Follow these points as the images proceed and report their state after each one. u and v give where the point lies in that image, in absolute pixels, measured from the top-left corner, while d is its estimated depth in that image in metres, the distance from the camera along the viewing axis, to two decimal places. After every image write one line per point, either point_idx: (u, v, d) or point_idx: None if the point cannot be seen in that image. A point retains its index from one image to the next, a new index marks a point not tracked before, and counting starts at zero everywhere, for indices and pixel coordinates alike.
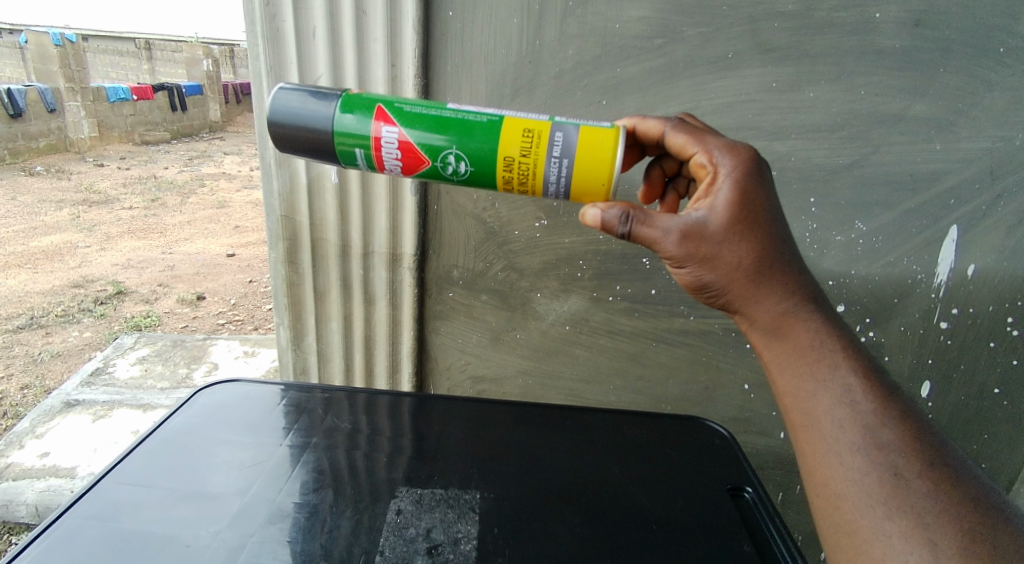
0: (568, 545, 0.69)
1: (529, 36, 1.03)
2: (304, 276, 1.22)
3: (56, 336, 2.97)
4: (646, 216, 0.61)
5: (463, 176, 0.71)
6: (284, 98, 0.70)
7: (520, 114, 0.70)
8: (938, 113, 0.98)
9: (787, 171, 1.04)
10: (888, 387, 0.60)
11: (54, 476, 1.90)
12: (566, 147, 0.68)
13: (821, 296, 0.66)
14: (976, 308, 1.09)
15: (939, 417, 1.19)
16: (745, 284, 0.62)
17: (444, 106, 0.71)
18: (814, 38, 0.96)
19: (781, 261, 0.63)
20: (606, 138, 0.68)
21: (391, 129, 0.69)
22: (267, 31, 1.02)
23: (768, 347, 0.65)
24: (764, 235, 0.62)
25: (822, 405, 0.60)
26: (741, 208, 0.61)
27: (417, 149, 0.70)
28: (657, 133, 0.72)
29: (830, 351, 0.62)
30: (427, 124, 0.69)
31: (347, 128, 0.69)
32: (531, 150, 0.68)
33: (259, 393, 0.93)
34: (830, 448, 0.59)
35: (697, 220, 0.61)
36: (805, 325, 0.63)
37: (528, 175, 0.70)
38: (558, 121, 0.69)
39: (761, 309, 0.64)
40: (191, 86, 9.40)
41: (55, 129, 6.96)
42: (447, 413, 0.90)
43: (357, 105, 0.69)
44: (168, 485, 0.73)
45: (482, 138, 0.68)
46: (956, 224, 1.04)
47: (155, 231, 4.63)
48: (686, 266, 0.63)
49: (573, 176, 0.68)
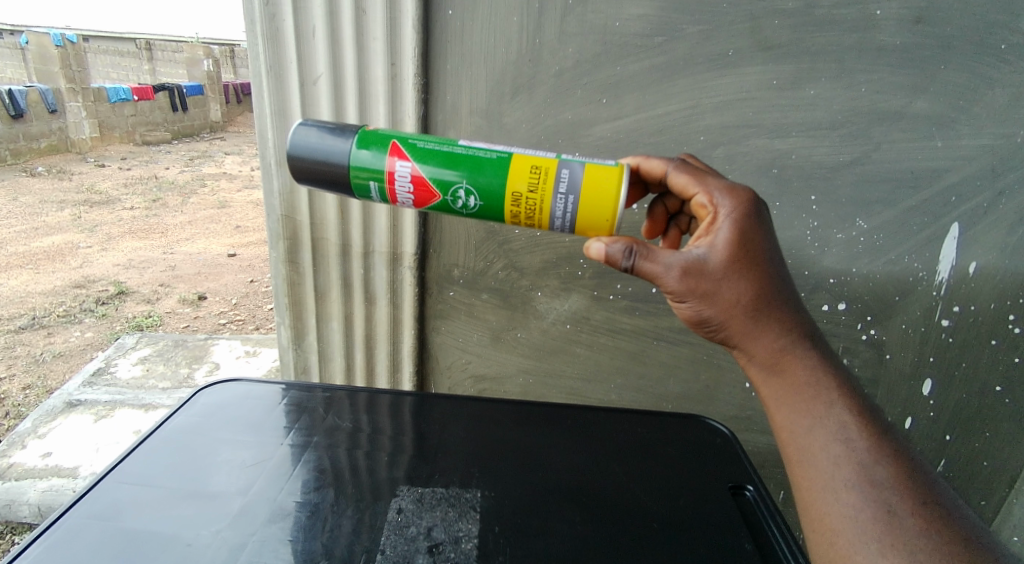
0: (568, 547, 0.69)
1: (529, 35, 1.03)
2: (306, 276, 1.22)
3: (57, 336, 2.97)
4: (649, 251, 0.61)
5: (472, 210, 0.72)
6: (301, 134, 0.71)
7: (528, 151, 0.70)
8: (939, 110, 0.97)
9: (787, 169, 1.03)
10: (881, 425, 0.60)
11: (57, 476, 1.90)
12: (572, 183, 0.68)
13: (818, 334, 0.66)
14: (978, 306, 1.09)
15: (941, 415, 1.18)
16: (744, 320, 0.62)
17: (456, 142, 0.71)
18: (814, 35, 0.95)
19: (780, 299, 0.63)
20: (611, 176, 0.68)
21: (404, 164, 0.70)
22: (266, 30, 1.02)
23: (764, 382, 0.65)
24: (763, 274, 0.61)
25: (817, 442, 0.60)
26: (740, 247, 0.61)
27: (429, 183, 0.70)
28: (659, 172, 0.72)
29: (826, 389, 0.62)
30: (438, 160, 0.70)
31: (362, 164, 0.70)
32: (537, 187, 0.68)
33: (260, 393, 0.93)
34: (826, 484, 0.59)
35: (696, 257, 0.61)
36: (801, 363, 0.63)
37: (534, 211, 0.70)
38: (563, 158, 0.69)
39: (759, 347, 0.63)
40: (192, 86, 9.42)
41: (57, 129, 6.98)
42: (446, 413, 0.91)
43: (372, 141, 0.70)
44: (170, 485, 0.73)
45: (491, 175, 0.69)
46: (958, 222, 1.03)
47: (156, 231, 4.65)
48: (686, 301, 0.62)
49: (578, 212, 0.68)
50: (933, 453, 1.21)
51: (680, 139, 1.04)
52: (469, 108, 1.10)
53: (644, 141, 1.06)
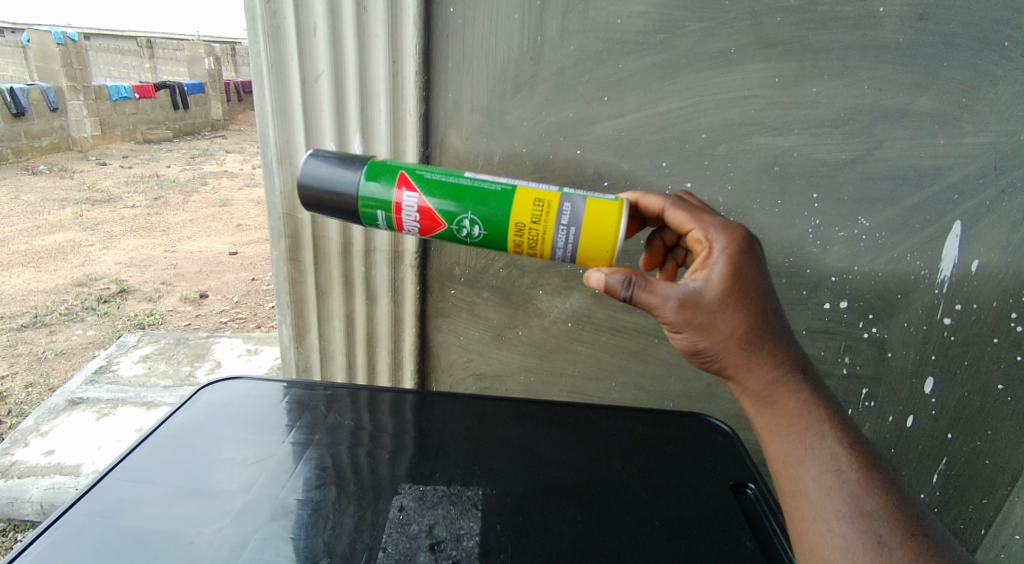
0: (568, 545, 0.69)
1: (530, 32, 1.03)
2: (307, 274, 1.22)
3: (60, 334, 2.98)
4: (647, 282, 0.63)
5: (477, 239, 0.76)
6: (313, 166, 0.76)
7: (531, 184, 0.75)
8: (942, 107, 0.97)
9: (789, 167, 1.03)
10: (873, 457, 0.61)
11: (60, 473, 1.91)
12: (574, 216, 0.72)
13: (811, 367, 0.66)
14: (981, 304, 1.07)
15: (944, 413, 1.16)
16: (738, 352, 0.63)
17: (461, 175, 0.76)
18: (816, 32, 0.95)
19: (773, 332, 0.64)
20: (611, 210, 0.72)
21: (411, 195, 0.74)
22: (267, 28, 1.02)
23: (757, 414, 0.65)
24: (757, 307, 0.62)
25: (809, 472, 0.60)
26: (734, 281, 0.62)
27: (434, 214, 0.75)
28: (657, 208, 0.74)
29: (818, 421, 0.62)
30: (444, 192, 0.74)
31: (370, 195, 0.75)
32: (540, 219, 0.73)
33: (262, 391, 0.93)
34: (817, 514, 0.59)
35: (692, 289, 0.62)
36: (794, 395, 0.63)
37: (536, 241, 0.74)
38: (566, 192, 0.73)
39: (753, 379, 0.64)
40: (193, 84, 9.42)
41: (58, 128, 6.99)
42: (447, 410, 0.91)
43: (380, 173, 0.75)
44: (172, 482, 0.74)
45: (495, 207, 0.73)
46: (960, 220, 1.03)
47: (158, 229, 4.65)
48: (681, 332, 0.63)
49: (579, 244, 0.73)
50: (935, 453, 1.20)
51: (681, 137, 1.04)
52: (471, 106, 1.10)
53: (645, 139, 1.06)
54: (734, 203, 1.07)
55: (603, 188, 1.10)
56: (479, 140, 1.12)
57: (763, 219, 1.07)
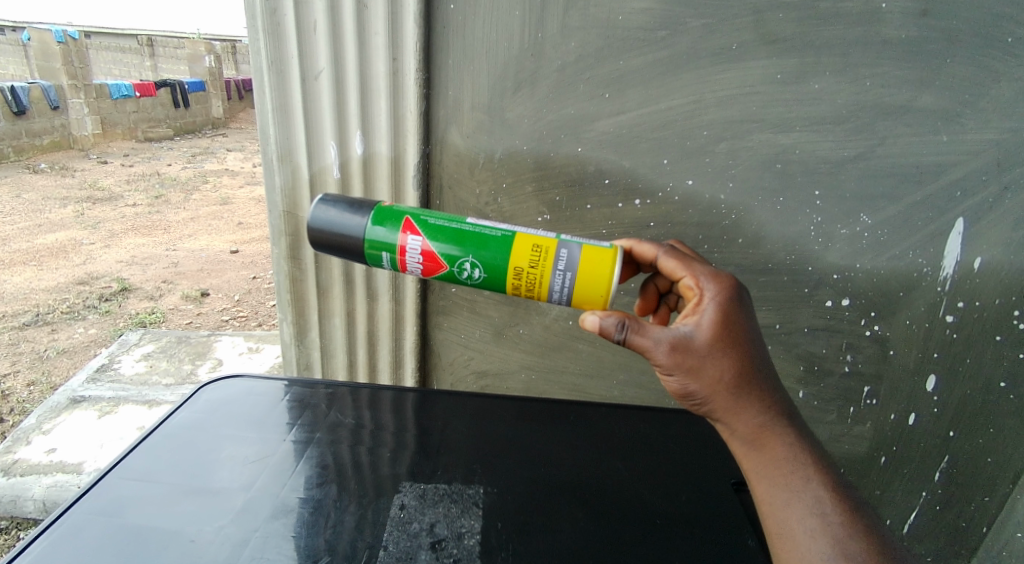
0: (569, 544, 0.69)
1: (530, 29, 1.02)
2: (307, 272, 1.21)
3: (62, 332, 2.99)
4: (640, 326, 0.61)
5: (477, 281, 0.76)
6: (322, 210, 0.76)
7: (530, 230, 0.74)
8: (945, 104, 0.96)
9: (791, 164, 1.03)
10: (855, 500, 0.61)
11: (62, 472, 1.91)
12: (570, 262, 0.72)
13: (795, 410, 0.66)
14: (983, 301, 1.05)
15: (945, 411, 1.15)
16: (728, 397, 0.62)
17: (464, 220, 0.76)
18: (818, 29, 0.94)
19: (762, 377, 0.63)
20: (607, 258, 0.71)
21: (416, 238, 0.74)
22: (267, 25, 1.02)
23: (744, 456, 0.64)
24: (747, 353, 0.62)
25: (795, 515, 0.60)
26: (725, 328, 0.61)
27: (438, 257, 0.75)
28: (651, 255, 0.73)
29: (803, 465, 0.62)
30: (447, 236, 0.74)
31: (377, 239, 0.74)
32: (538, 264, 0.72)
33: (262, 389, 0.93)
34: (802, 557, 0.59)
35: (684, 334, 0.61)
36: (780, 439, 0.63)
37: (533, 284, 0.74)
38: (563, 239, 0.73)
39: (741, 422, 0.63)
40: (194, 83, 9.43)
41: (60, 126, 7.00)
42: (449, 409, 0.91)
43: (387, 217, 0.75)
44: (174, 481, 0.74)
45: (495, 251, 0.73)
46: (963, 217, 1.01)
47: (160, 227, 4.66)
48: (673, 375, 0.62)
49: (575, 288, 0.72)
50: (937, 450, 1.18)
51: (682, 134, 1.04)
52: (471, 104, 1.10)
53: (646, 137, 1.05)
54: (736, 200, 1.07)
55: (604, 186, 1.10)
56: (480, 137, 1.12)
57: (765, 217, 1.07)
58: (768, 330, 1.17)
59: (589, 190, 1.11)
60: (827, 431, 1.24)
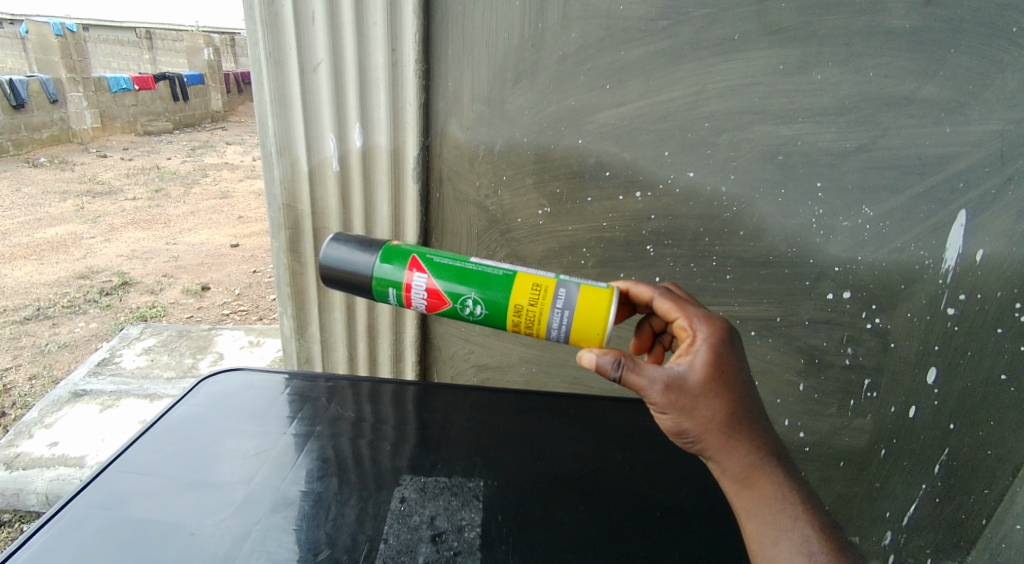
0: (570, 536, 0.69)
1: (530, 20, 1.02)
2: (307, 266, 1.22)
3: (63, 326, 2.99)
4: (636, 364, 0.61)
5: (478, 317, 0.75)
6: (334, 248, 0.76)
7: (531, 269, 0.74)
8: (949, 94, 0.95)
9: (793, 156, 1.02)
10: (842, 540, 0.61)
11: (64, 465, 1.91)
12: (569, 301, 0.71)
13: (784, 450, 0.66)
14: (985, 293, 1.04)
15: (945, 403, 1.14)
16: (720, 436, 0.62)
17: (468, 258, 0.76)
18: (821, 18, 0.93)
19: (752, 418, 0.63)
20: (603, 296, 0.71)
21: (421, 276, 0.74)
22: (265, 16, 1.01)
23: (734, 494, 0.64)
24: (738, 394, 0.62)
25: (783, 554, 0.60)
26: (716, 368, 0.62)
27: (441, 293, 0.74)
28: (646, 297, 0.73)
29: (791, 504, 0.61)
30: (451, 274, 0.74)
31: (383, 275, 0.74)
32: (537, 302, 0.72)
33: (263, 383, 0.93)
34: None
35: (677, 373, 0.61)
36: (770, 478, 0.62)
37: (532, 321, 0.73)
38: (561, 278, 0.73)
39: (732, 461, 0.62)
40: (194, 76, 9.39)
41: (59, 120, 6.97)
42: (450, 402, 0.91)
43: (394, 255, 0.75)
44: (175, 474, 0.74)
45: (496, 290, 0.73)
46: (965, 209, 1.00)
47: (160, 221, 4.65)
48: (667, 413, 0.61)
49: (573, 326, 0.72)
50: (937, 442, 1.17)
51: (684, 125, 1.03)
52: (471, 96, 1.09)
53: (647, 128, 1.05)
54: (738, 192, 1.06)
55: (604, 178, 1.09)
56: (480, 129, 1.11)
57: (766, 210, 1.06)
58: (768, 323, 1.16)
59: (589, 183, 1.10)
60: (827, 424, 1.25)
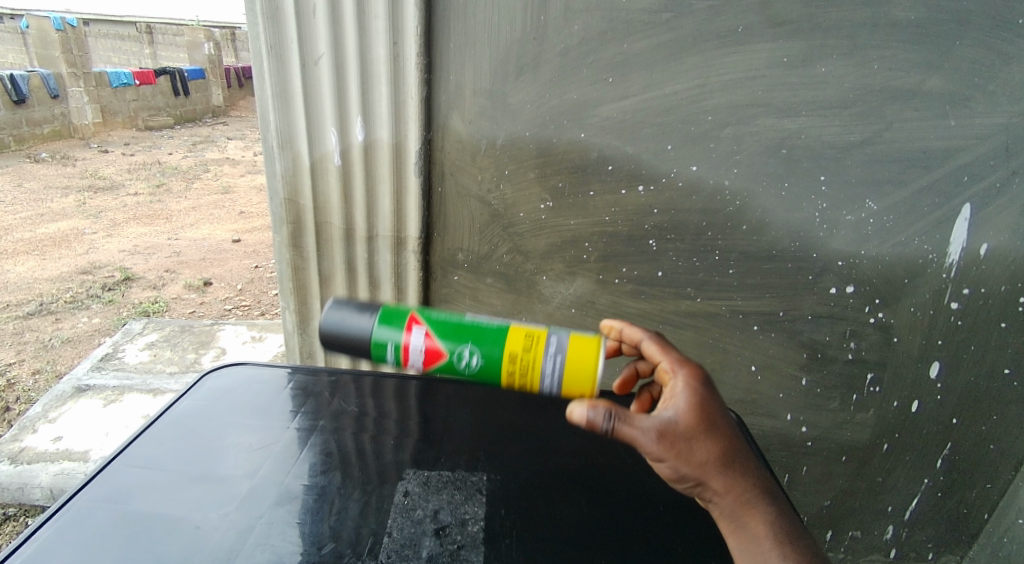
0: (573, 530, 0.69)
1: (533, 12, 1.01)
2: (309, 260, 1.22)
3: (66, 321, 3.00)
4: (626, 415, 0.59)
5: (472, 370, 0.73)
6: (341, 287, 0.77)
7: (522, 322, 0.75)
8: (954, 87, 0.94)
9: (796, 149, 1.01)
10: None
11: (68, 460, 1.92)
12: (561, 345, 0.71)
13: (770, 485, 0.66)
14: (989, 288, 1.05)
15: (948, 398, 1.15)
16: (712, 478, 0.61)
17: (460, 318, 0.75)
18: (826, 10, 0.93)
19: (739, 458, 0.63)
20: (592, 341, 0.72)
21: (419, 334, 0.73)
22: (265, 9, 1.01)
23: (727, 533, 0.63)
24: (725, 437, 0.62)
25: None
26: (703, 411, 0.62)
27: (440, 350, 0.73)
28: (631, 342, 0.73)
29: (781, 540, 0.61)
30: (447, 331, 0.73)
31: (382, 337, 0.73)
32: (530, 349, 0.71)
33: (265, 378, 0.93)
34: None
35: (666, 420, 0.61)
36: (760, 516, 0.62)
37: (526, 370, 0.71)
38: (552, 327, 0.73)
39: (724, 501, 0.62)
40: (194, 70, 9.38)
41: (60, 115, 6.95)
42: (452, 398, 0.91)
43: (392, 316, 0.74)
44: (179, 468, 0.74)
45: (491, 342, 0.72)
46: (970, 203, 1.00)
47: (161, 217, 4.64)
48: (659, 460, 0.60)
49: (565, 373, 0.70)
50: (939, 437, 1.18)
51: (687, 118, 1.03)
52: (473, 90, 1.09)
53: (650, 122, 1.04)
54: (741, 186, 1.06)
55: (607, 171, 1.09)
56: (482, 123, 1.11)
57: (769, 204, 1.06)
58: (771, 317, 1.15)
59: (592, 176, 1.10)
60: (829, 419, 1.23)
